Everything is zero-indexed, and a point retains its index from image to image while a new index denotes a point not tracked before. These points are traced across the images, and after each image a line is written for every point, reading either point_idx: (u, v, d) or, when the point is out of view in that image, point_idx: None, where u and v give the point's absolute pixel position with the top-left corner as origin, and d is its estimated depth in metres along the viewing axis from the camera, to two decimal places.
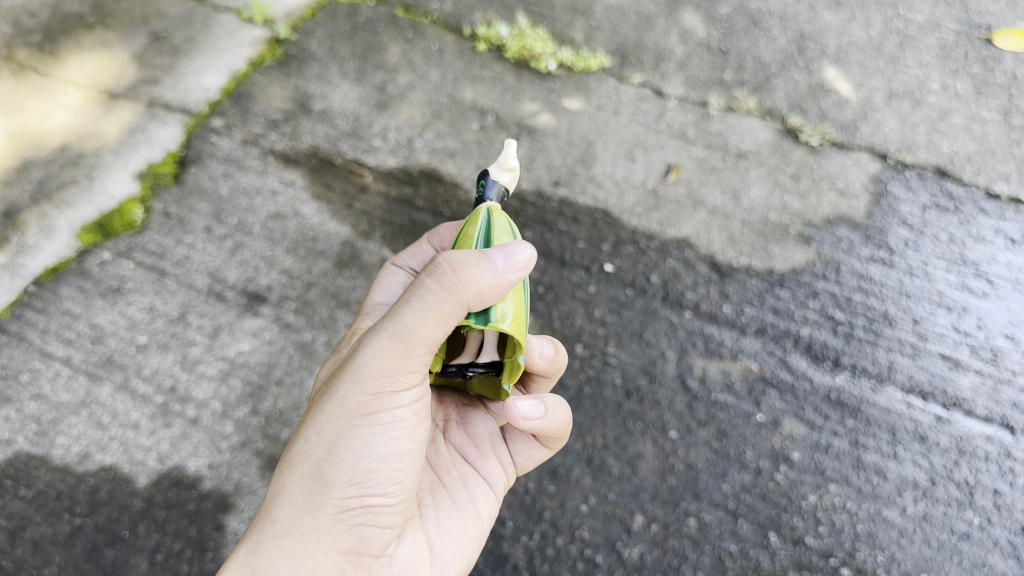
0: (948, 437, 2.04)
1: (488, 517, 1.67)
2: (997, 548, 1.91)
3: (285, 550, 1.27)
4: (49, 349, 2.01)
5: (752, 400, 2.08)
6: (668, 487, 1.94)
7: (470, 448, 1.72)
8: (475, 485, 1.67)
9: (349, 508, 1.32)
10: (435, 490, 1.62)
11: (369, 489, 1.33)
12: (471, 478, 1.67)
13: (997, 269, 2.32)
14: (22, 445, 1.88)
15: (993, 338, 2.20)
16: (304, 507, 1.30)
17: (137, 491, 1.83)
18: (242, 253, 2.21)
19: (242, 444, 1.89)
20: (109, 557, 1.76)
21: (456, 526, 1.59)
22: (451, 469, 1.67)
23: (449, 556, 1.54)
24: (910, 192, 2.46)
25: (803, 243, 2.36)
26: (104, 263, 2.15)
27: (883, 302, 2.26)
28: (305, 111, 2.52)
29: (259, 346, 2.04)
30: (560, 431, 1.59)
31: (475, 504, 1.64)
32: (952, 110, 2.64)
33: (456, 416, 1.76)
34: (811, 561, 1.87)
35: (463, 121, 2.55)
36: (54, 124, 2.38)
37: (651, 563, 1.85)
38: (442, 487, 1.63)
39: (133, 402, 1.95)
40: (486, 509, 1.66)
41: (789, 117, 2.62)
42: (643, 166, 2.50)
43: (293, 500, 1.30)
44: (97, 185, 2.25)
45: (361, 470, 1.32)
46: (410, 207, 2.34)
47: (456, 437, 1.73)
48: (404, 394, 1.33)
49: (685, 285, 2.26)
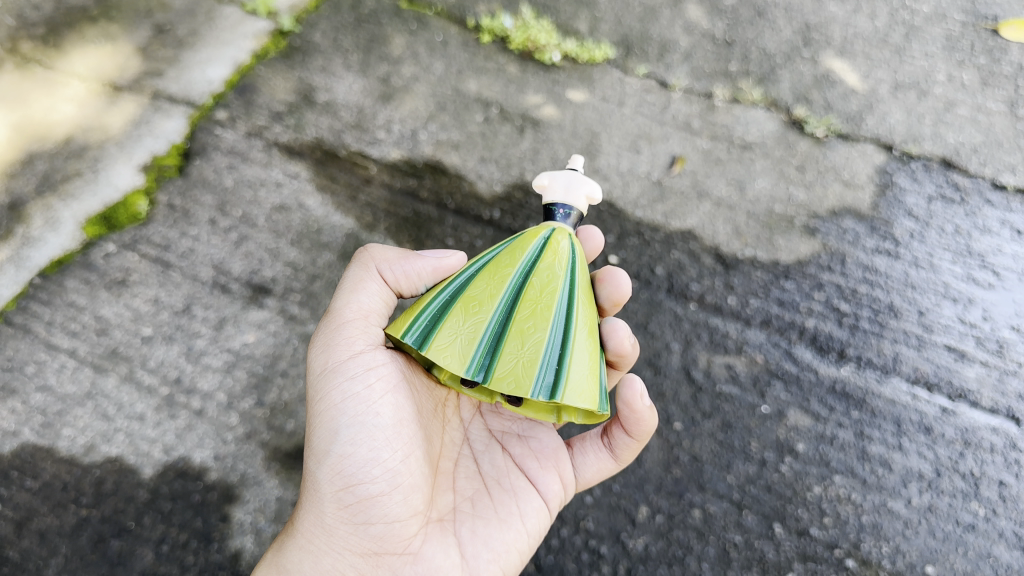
0: (953, 429, 2.03)
1: (537, 533, 1.60)
2: (1002, 539, 1.91)
3: (304, 552, 1.46)
4: (54, 341, 2.01)
5: (757, 391, 2.08)
6: (673, 478, 1.94)
7: (529, 461, 1.64)
8: (527, 499, 1.60)
9: (346, 503, 1.45)
10: (478, 500, 1.59)
11: (354, 479, 1.45)
12: (522, 491, 1.61)
13: (1002, 260, 2.32)
14: (27, 437, 1.88)
15: (998, 329, 2.20)
16: (313, 512, 1.47)
17: (143, 482, 1.83)
18: (247, 245, 2.21)
19: (247, 435, 1.89)
20: (115, 548, 1.77)
21: (494, 536, 1.54)
22: (502, 480, 1.62)
23: (481, 563, 1.51)
24: (916, 183, 2.46)
25: (808, 234, 2.35)
26: (109, 255, 2.15)
27: (889, 293, 2.25)
28: (309, 103, 2.52)
29: (264, 338, 2.04)
30: (646, 425, 1.58)
31: (524, 518, 1.58)
32: (958, 101, 2.63)
33: (517, 429, 1.70)
34: (816, 552, 1.88)
35: (467, 112, 2.55)
36: (59, 117, 2.38)
37: (656, 554, 1.85)
38: (487, 498, 1.59)
39: (138, 393, 1.95)
40: (536, 526, 1.60)
41: (794, 108, 2.61)
42: (648, 158, 2.50)
43: (302, 512, 1.49)
44: (102, 177, 2.25)
45: (337, 463, 1.46)
46: (414, 199, 2.34)
47: (513, 448, 1.67)
48: (358, 382, 1.48)
49: (690, 276, 2.25)
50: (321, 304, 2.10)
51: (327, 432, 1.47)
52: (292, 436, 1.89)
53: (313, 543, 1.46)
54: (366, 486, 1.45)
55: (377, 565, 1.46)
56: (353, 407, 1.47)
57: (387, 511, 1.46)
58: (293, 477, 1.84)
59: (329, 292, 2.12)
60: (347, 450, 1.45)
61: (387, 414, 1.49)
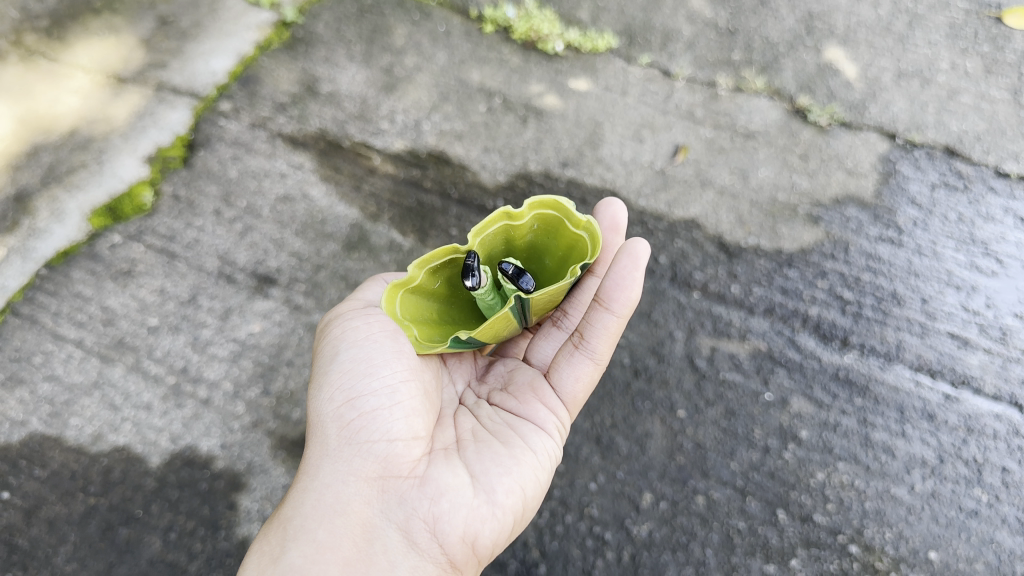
0: (957, 416, 2.04)
1: (544, 453, 1.61)
2: (1005, 524, 1.91)
3: (312, 485, 1.44)
4: (61, 332, 2.03)
5: (760, 378, 2.09)
6: (677, 465, 1.95)
7: (511, 400, 1.72)
8: (523, 426, 1.64)
9: (347, 427, 1.47)
10: (478, 433, 1.61)
11: (354, 393, 1.47)
12: (517, 421, 1.65)
13: (1006, 247, 2.32)
14: (36, 426, 1.90)
15: (1002, 316, 2.20)
16: (319, 447, 1.49)
17: (151, 471, 1.85)
18: (252, 235, 2.22)
19: (254, 424, 1.90)
20: (123, 536, 1.78)
21: (498, 454, 1.53)
22: (495, 417, 1.67)
23: (491, 479, 1.48)
24: (919, 171, 2.46)
25: (811, 223, 2.36)
26: (115, 246, 2.16)
27: (892, 281, 2.25)
28: (313, 94, 2.52)
29: (269, 328, 2.05)
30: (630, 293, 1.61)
31: (525, 439, 1.60)
32: (962, 89, 2.63)
33: (500, 385, 1.79)
34: (820, 538, 1.88)
35: (470, 103, 2.55)
36: (63, 109, 2.39)
37: (660, 540, 1.86)
38: (485, 431, 1.62)
39: (145, 382, 1.97)
40: (539, 445, 1.61)
41: (798, 97, 2.61)
42: (651, 147, 2.50)
43: (312, 453, 1.49)
44: (106, 168, 2.26)
45: (342, 388, 1.49)
46: (418, 189, 2.35)
47: (499, 397, 1.75)
48: (367, 321, 1.57)
49: (694, 265, 2.26)
50: (325, 294, 2.12)
51: (335, 363, 1.53)
52: (298, 424, 1.90)
53: (319, 475, 1.44)
54: (366, 402, 1.46)
55: (383, 488, 1.43)
56: (360, 337, 1.54)
57: (386, 428, 1.45)
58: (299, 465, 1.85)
59: (334, 283, 2.14)
60: (348, 369, 1.50)
61: (395, 342, 1.54)
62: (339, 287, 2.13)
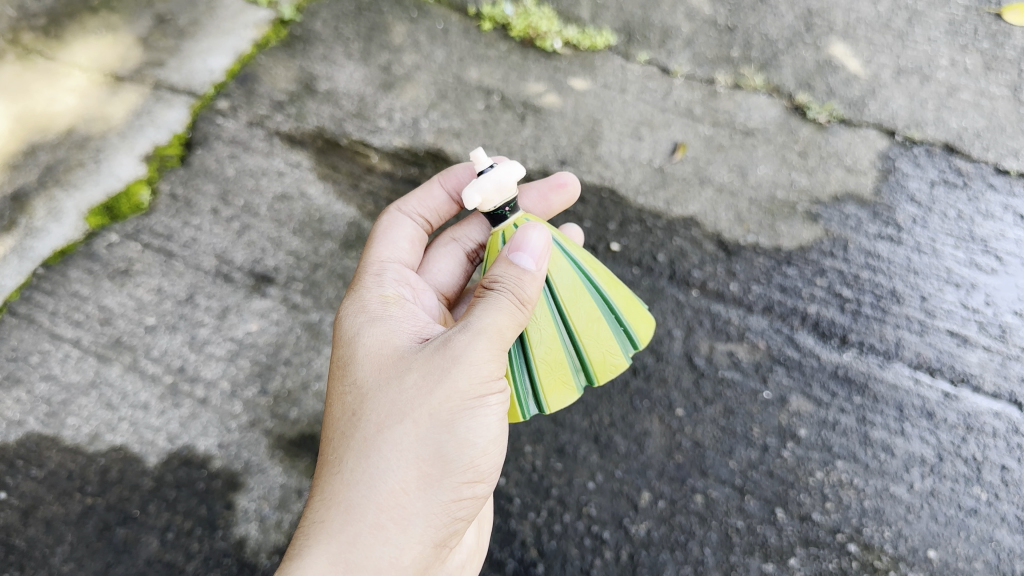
0: (956, 414, 2.04)
1: None
2: (1004, 523, 1.91)
3: (394, 535, 1.34)
4: (58, 331, 2.02)
5: (759, 376, 2.08)
6: (675, 464, 1.95)
7: None
8: None
9: (455, 495, 1.42)
10: None
11: (477, 471, 1.44)
12: None
13: (1005, 245, 2.31)
14: (33, 426, 1.89)
15: (1001, 314, 2.20)
16: (419, 493, 1.37)
17: (148, 471, 1.84)
18: (249, 234, 2.21)
19: (251, 423, 1.90)
20: (121, 536, 1.78)
21: None
22: None
23: (491, 533, 1.67)
24: (918, 168, 2.45)
25: (810, 220, 2.35)
26: (112, 245, 2.16)
27: (891, 279, 2.25)
28: (311, 92, 2.51)
29: (267, 327, 2.04)
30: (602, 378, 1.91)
31: None
32: (961, 86, 2.62)
33: None
34: (818, 537, 1.88)
35: (468, 101, 2.54)
36: (60, 108, 2.39)
37: (658, 540, 1.86)
38: None
39: (142, 382, 1.96)
40: None
41: (797, 94, 2.60)
42: (650, 145, 2.49)
43: (395, 488, 1.35)
44: (104, 167, 2.26)
45: (466, 457, 1.41)
46: (416, 187, 2.34)
47: None
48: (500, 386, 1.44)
49: (692, 263, 2.26)
50: (323, 293, 2.10)
51: (471, 423, 1.40)
52: (295, 423, 1.90)
53: (404, 531, 1.36)
54: (475, 483, 1.45)
55: (439, 553, 1.45)
56: (494, 406, 1.43)
57: (470, 506, 1.48)
58: (297, 465, 1.85)
59: (332, 282, 2.12)
60: (484, 445, 1.44)
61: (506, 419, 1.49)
62: (337, 286, 2.12)
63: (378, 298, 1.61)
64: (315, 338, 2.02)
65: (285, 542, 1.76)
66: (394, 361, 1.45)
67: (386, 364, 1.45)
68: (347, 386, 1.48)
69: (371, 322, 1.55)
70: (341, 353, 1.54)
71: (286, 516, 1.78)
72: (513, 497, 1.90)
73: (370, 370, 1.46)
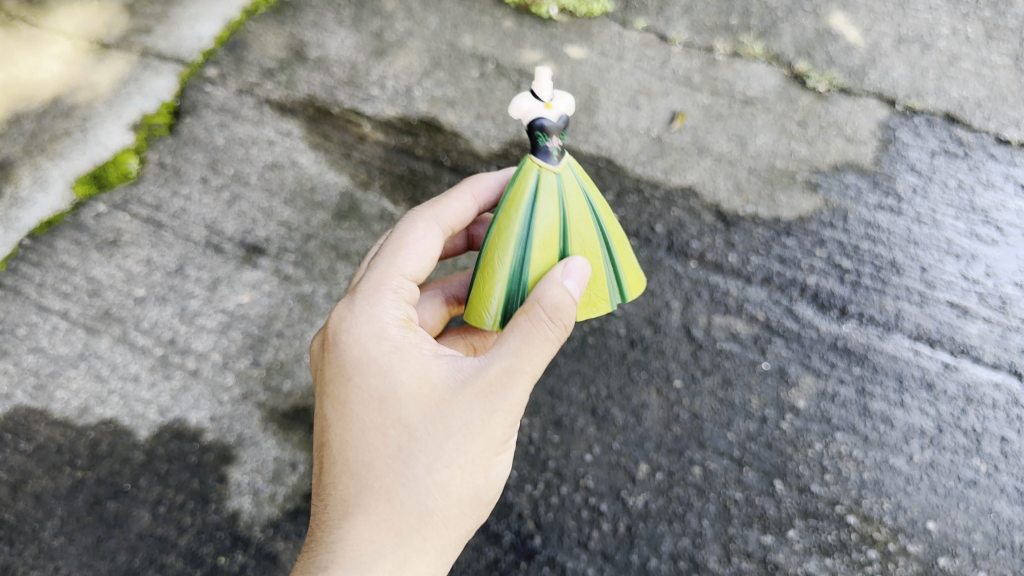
0: (956, 385, 2.02)
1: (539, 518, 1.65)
2: (1003, 494, 1.88)
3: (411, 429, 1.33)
4: (46, 303, 1.98)
5: (758, 348, 2.06)
6: (673, 436, 1.93)
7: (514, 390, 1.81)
8: None
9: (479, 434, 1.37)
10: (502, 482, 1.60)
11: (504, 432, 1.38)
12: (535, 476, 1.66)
13: (1006, 215, 2.28)
14: (20, 399, 1.84)
15: (1001, 285, 2.17)
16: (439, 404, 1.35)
17: (139, 444, 1.78)
18: (240, 204, 2.17)
19: (243, 396, 1.84)
20: (111, 510, 1.70)
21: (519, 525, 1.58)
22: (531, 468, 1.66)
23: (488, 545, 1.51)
24: (919, 138, 2.41)
25: (810, 190, 2.32)
26: (99, 216, 2.11)
27: (891, 250, 2.23)
28: (301, 60, 2.46)
29: (258, 298, 2.00)
30: None
31: None
32: (962, 55, 2.58)
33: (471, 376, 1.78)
34: (818, 509, 1.85)
35: (463, 68, 2.49)
36: (45, 75, 2.35)
37: (656, 512, 1.83)
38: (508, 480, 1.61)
39: (132, 354, 1.90)
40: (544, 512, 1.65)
41: (796, 62, 2.56)
42: (648, 114, 2.46)
43: (439, 522, 1.30)
44: (90, 136, 2.22)
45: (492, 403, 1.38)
46: (410, 156, 2.29)
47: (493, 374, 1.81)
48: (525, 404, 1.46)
49: (690, 234, 2.23)
50: (316, 264, 2.06)
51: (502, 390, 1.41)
52: (288, 396, 1.84)
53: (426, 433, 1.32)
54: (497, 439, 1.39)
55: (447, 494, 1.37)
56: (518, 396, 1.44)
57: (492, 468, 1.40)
58: (291, 438, 1.78)
59: (325, 253, 2.08)
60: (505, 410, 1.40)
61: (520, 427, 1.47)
62: (330, 257, 2.08)
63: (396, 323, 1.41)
64: (308, 309, 1.98)
65: (280, 515, 1.69)
66: (440, 402, 1.31)
67: (433, 407, 1.31)
68: (390, 416, 1.32)
69: (396, 355, 1.37)
70: (372, 383, 1.35)
71: (281, 489, 1.72)
72: (509, 470, 1.87)
73: (416, 409, 1.31)
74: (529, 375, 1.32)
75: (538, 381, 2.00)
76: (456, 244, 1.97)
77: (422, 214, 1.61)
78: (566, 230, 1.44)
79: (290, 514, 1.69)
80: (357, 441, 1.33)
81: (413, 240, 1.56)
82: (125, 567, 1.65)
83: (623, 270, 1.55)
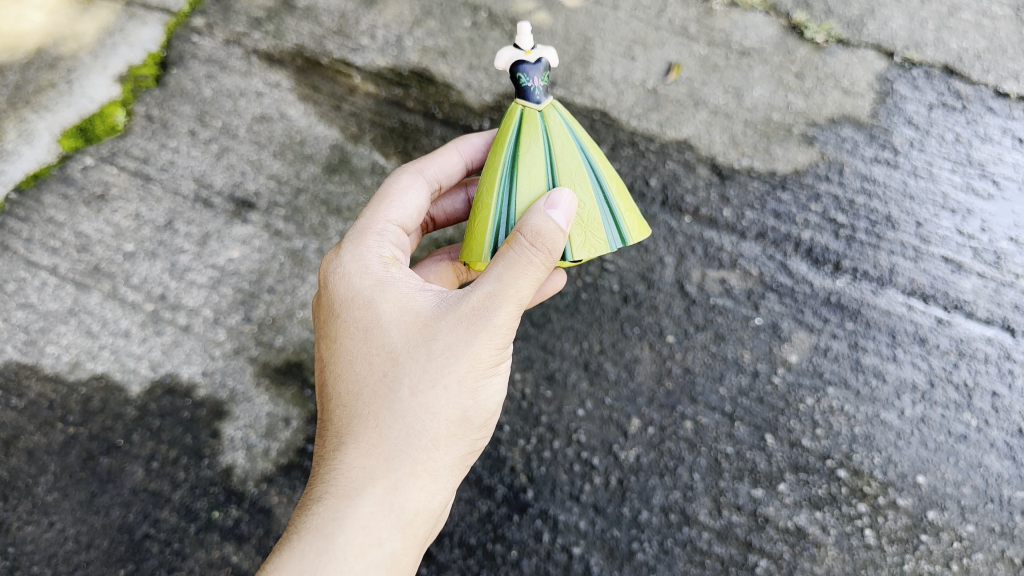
0: (948, 340, 2.02)
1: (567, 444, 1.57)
2: (993, 449, 1.90)
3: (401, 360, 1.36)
4: (35, 258, 1.95)
5: (751, 304, 2.06)
6: (665, 390, 1.93)
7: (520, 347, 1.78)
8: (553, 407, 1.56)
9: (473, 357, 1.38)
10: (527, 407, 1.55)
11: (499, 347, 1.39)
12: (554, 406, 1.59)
13: (1003, 170, 2.27)
14: (11, 355, 1.82)
15: (996, 240, 2.16)
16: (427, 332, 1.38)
17: (131, 399, 1.76)
18: (228, 156, 2.13)
19: (235, 351, 1.83)
20: (105, 465, 1.70)
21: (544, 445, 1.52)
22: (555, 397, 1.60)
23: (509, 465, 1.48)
24: (916, 91, 2.38)
25: (806, 143, 2.30)
26: (86, 169, 2.07)
27: (887, 204, 2.21)
28: (289, 9, 2.41)
29: (249, 254, 1.97)
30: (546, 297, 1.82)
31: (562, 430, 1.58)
32: (963, 5, 2.53)
33: None
34: (808, 463, 1.86)
35: (455, 17, 2.44)
36: (28, 26, 2.31)
37: (647, 465, 1.83)
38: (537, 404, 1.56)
39: (122, 309, 1.88)
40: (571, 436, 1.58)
41: (794, 13, 2.51)
42: (643, 65, 2.43)
43: (430, 443, 1.33)
44: (76, 88, 2.17)
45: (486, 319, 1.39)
46: (400, 109, 2.26)
47: None
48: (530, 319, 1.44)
49: (685, 188, 2.21)
50: (306, 219, 2.04)
51: None
52: (281, 351, 1.83)
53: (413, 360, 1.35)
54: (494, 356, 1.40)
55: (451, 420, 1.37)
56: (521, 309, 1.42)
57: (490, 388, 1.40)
58: (282, 394, 1.77)
59: (315, 208, 2.06)
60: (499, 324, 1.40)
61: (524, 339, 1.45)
62: (320, 212, 2.05)
63: (379, 260, 1.46)
64: (299, 266, 1.96)
65: (274, 470, 1.69)
66: (423, 327, 1.35)
67: (416, 332, 1.35)
68: (374, 346, 1.37)
69: (381, 288, 1.42)
70: (360, 315, 1.40)
71: (274, 444, 1.71)
72: (502, 425, 1.87)
73: (401, 335, 1.36)
74: (513, 299, 1.33)
75: (531, 337, 1.99)
76: (456, 208, 1.90)
77: (407, 169, 1.66)
78: (551, 164, 1.43)
79: (284, 469, 1.69)
80: (348, 373, 1.39)
81: (398, 191, 1.61)
82: (120, 522, 1.65)
83: (622, 215, 1.48)
